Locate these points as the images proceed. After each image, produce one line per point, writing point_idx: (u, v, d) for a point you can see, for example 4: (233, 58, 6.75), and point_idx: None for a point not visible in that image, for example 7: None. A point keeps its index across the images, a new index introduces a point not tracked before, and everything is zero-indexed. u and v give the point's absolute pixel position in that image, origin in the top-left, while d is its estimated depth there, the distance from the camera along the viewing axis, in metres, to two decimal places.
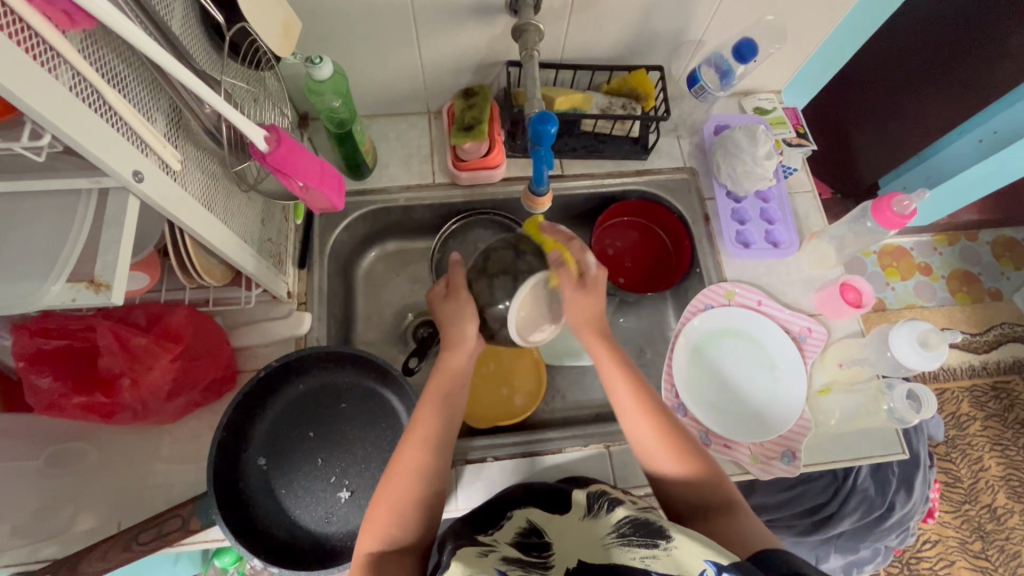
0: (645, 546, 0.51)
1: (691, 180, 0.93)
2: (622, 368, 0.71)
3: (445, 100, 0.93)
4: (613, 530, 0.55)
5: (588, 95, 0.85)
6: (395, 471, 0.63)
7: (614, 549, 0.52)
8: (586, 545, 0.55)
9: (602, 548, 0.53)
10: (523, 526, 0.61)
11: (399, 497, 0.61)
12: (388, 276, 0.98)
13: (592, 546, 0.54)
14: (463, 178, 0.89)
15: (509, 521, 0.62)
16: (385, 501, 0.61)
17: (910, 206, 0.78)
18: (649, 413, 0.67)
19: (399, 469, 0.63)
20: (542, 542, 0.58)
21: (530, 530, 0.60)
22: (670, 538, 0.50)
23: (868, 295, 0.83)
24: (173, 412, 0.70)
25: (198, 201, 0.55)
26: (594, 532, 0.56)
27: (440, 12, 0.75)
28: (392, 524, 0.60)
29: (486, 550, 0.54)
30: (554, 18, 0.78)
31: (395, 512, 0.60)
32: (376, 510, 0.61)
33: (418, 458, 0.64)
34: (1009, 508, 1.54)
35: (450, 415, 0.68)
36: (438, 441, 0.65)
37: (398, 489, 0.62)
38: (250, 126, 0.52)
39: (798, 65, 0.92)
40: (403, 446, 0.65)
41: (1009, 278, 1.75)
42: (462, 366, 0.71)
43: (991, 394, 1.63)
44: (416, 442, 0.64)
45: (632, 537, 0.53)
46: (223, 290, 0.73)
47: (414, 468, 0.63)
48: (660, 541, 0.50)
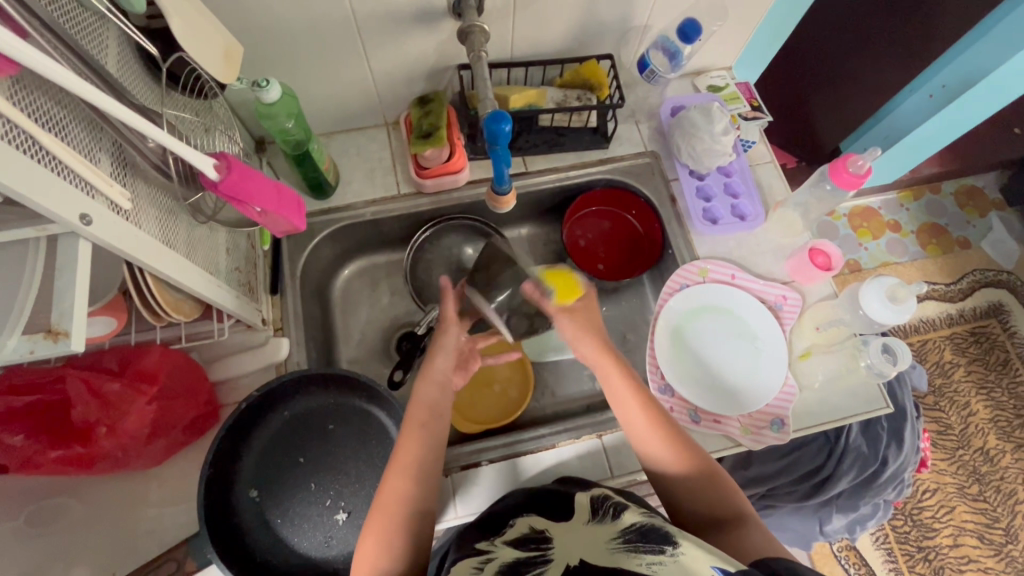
0: (652, 552, 0.50)
1: (653, 163, 0.95)
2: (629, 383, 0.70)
3: (402, 111, 0.93)
4: (619, 536, 0.55)
5: (542, 90, 0.86)
6: (378, 504, 0.62)
7: (619, 554, 0.51)
8: (593, 547, 0.54)
9: (606, 552, 0.52)
10: (524, 530, 0.61)
11: (388, 523, 0.60)
12: (364, 292, 0.98)
13: (595, 551, 0.53)
14: (428, 186, 0.89)
15: (512, 528, 0.63)
16: (373, 532, 0.59)
17: (864, 165, 0.80)
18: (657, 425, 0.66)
19: (383, 502, 0.62)
20: (543, 538, 0.59)
21: (532, 534, 0.60)
22: (677, 545, 0.50)
23: (836, 258, 0.84)
24: (156, 455, 0.69)
25: (156, 240, 0.54)
26: (600, 535, 0.56)
27: (383, 22, 0.74)
28: (378, 549, 0.58)
29: (481, 561, 0.56)
30: (498, 17, 0.78)
31: (382, 541, 0.59)
32: (366, 541, 0.59)
33: (403, 487, 0.62)
34: (1001, 449, 1.58)
35: (435, 443, 0.66)
36: (421, 468, 0.64)
37: (382, 521, 0.60)
38: (195, 155, 0.50)
39: (744, 40, 0.94)
40: (387, 475, 0.64)
41: (975, 225, 1.80)
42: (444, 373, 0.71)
43: (971, 340, 1.67)
44: (398, 471, 0.63)
45: (639, 543, 0.52)
46: (195, 324, 0.70)
47: (394, 500, 0.61)
48: (667, 547, 0.50)
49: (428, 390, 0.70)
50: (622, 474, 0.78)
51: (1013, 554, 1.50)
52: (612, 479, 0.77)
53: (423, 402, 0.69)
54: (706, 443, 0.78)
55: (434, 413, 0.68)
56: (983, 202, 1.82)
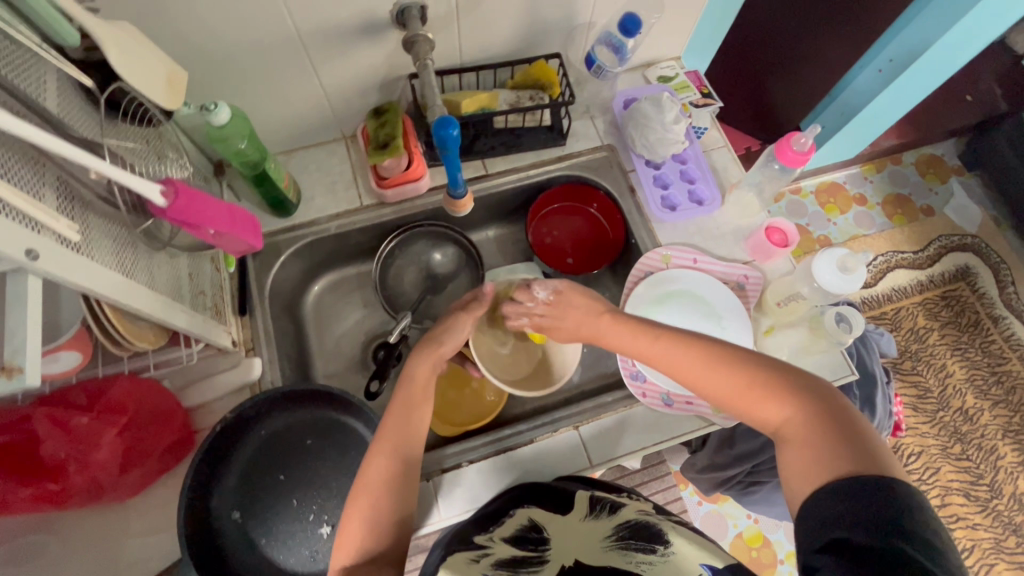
0: (643, 551, 0.56)
1: (610, 157, 0.97)
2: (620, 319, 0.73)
3: (358, 123, 0.93)
4: (611, 536, 0.60)
5: (494, 93, 0.87)
6: (361, 486, 0.62)
7: (613, 552, 0.57)
8: (588, 547, 0.59)
9: (599, 551, 0.57)
10: (523, 522, 0.64)
11: (373, 509, 0.60)
12: (337, 306, 0.98)
13: (590, 551, 0.58)
14: (390, 196, 0.90)
15: (511, 518, 0.66)
16: (357, 513, 0.60)
17: (807, 142, 0.83)
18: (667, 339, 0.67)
19: (366, 482, 0.62)
20: (541, 537, 0.62)
21: (528, 529, 0.63)
22: (668, 544, 0.56)
23: (792, 234, 0.86)
24: (132, 486, 0.69)
25: (111, 270, 0.54)
26: (595, 532, 0.62)
27: (329, 37, 0.75)
28: (361, 535, 0.59)
29: (478, 554, 0.57)
30: (442, 25, 0.79)
31: (368, 523, 0.59)
32: (349, 524, 0.60)
33: (388, 467, 0.63)
34: (979, 407, 1.62)
35: (414, 423, 0.67)
36: (406, 450, 0.65)
37: (365, 502, 0.61)
38: (141, 184, 0.50)
39: (689, 30, 0.96)
40: (372, 454, 0.64)
41: (937, 192, 1.85)
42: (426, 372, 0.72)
43: (942, 304, 1.72)
44: (383, 450, 0.64)
45: (631, 542, 0.58)
46: (161, 352, 0.71)
47: (381, 478, 0.62)
48: (658, 548, 0.56)
49: (424, 364, 0.73)
50: (600, 461, 0.80)
51: (999, 509, 1.54)
52: (592, 469, 0.79)
53: (415, 381, 0.71)
54: (681, 425, 0.81)
55: (417, 401, 0.69)
56: (943, 169, 1.87)
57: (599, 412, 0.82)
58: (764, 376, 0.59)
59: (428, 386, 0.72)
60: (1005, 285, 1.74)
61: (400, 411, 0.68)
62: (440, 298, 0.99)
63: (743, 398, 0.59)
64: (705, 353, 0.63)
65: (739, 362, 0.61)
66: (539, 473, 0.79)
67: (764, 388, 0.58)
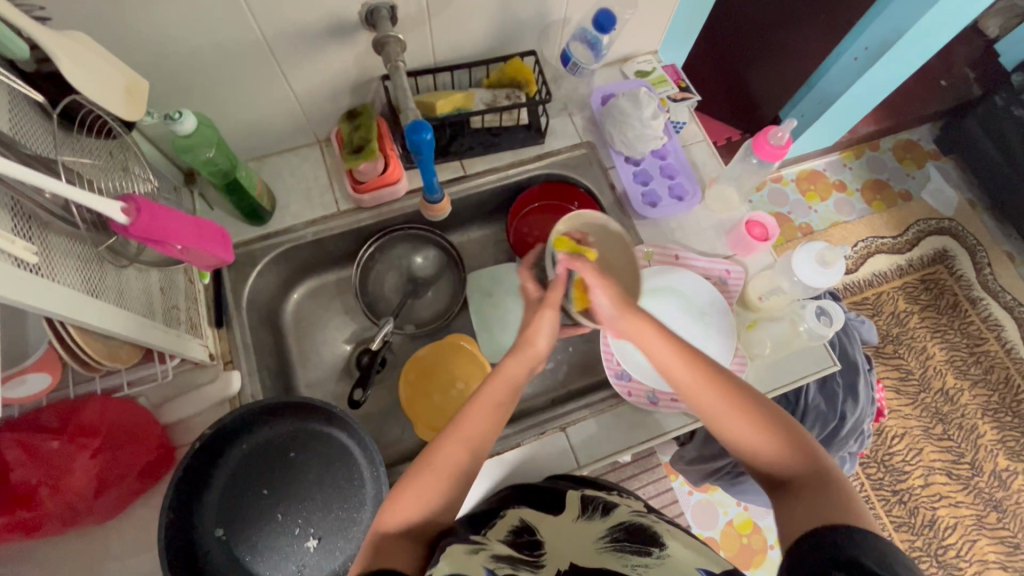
0: (639, 555, 0.54)
1: (590, 154, 0.96)
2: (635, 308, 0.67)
3: (332, 126, 0.92)
4: (605, 536, 0.59)
5: (470, 93, 0.86)
6: (431, 464, 0.62)
7: (606, 552, 0.56)
8: (583, 548, 0.57)
9: (593, 552, 0.56)
10: (514, 524, 0.63)
11: (431, 493, 0.60)
12: (318, 313, 0.97)
13: (584, 553, 0.56)
14: (367, 200, 0.88)
15: (502, 520, 0.65)
16: (414, 491, 0.60)
17: (784, 135, 0.83)
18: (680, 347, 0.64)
19: (438, 464, 0.62)
20: (534, 538, 0.60)
21: (521, 528, 0.62)
22: (664, 548, 0.55)
23: (772, 228, 0.87)
24: (109, 509, 0.67)
25: (77, 291, 0.53)
26: (589, 533, 0.61)
27: (296, 40, 0.73)
28: (413, 511, 0.60)
29: (475, 548, 0.55)
30: (413, 25, 0.77)
31: (421, 502, 0.60)
32: (403, 498, 0.60)
33: (457, 458, 0.62)
34: (959, 387, 1.66)
35: (499, 420, 0.66)
36: (479, 447, 0.64)
37: (431, 483, 0.61)
38: (99, 201, 0.48)
39: (664, 24, 0.95)
40: (446, 439, 0.64)
41: (914, 177, 1.87)
42: (517, 372, 0.67)
43: (921, 287, 1.75)
44: (459, 440, 0.63)
45: (625, 543, 0.57)
46: (136, 369, 0.70)
47: (452, 465, 0.62)
48: (653, 550, 0.55)
49: (520, 370, 0.68)
50: (588, 462, 0.79)
51: (980, 486, 1.57)
52: (580, 469, 0.78)
53: (508, 380, 0.67)
54: (667, 422, 0.81)
55: (511, 399, 0.67)
56: (920, 154, 1.89)
57: (586, 411, 0.82)
58: (789, 433, 0.58)
59: (517, 388, 0.68)
60: (981, 267, 1.77)
61: (494, 402, 0.66)
62: (423, 302, 0.97)
63: (752, 436, 0.59)
64: (720, 378, 0.62)
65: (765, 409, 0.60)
66: (527, 475, 0.79)
67: (783, 437, 0.58)
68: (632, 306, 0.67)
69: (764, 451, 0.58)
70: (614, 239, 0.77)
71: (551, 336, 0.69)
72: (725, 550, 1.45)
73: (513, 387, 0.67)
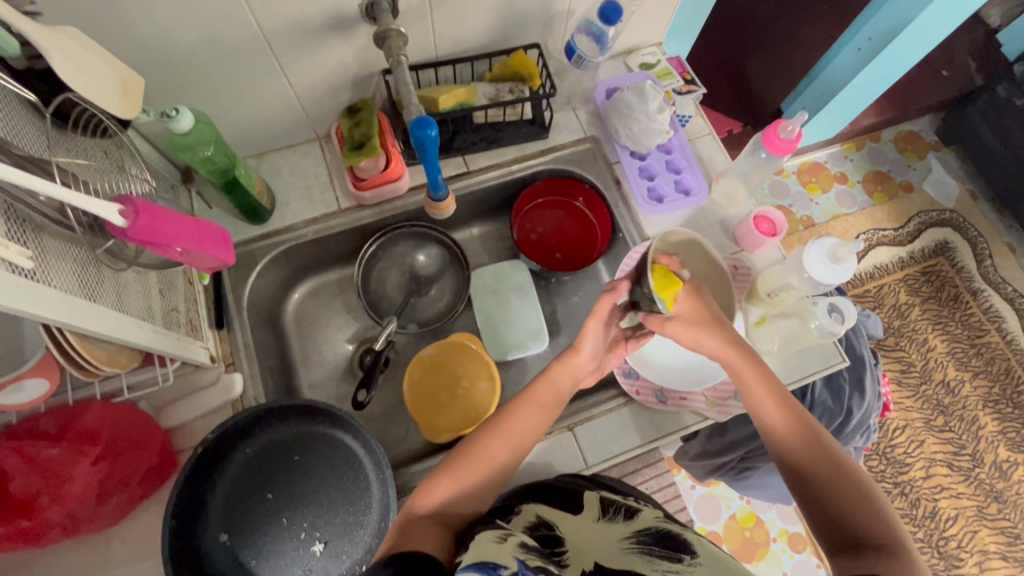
0: (670, 560, 0.53)
1: (595, 148, 0.94)
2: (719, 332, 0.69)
3: (332, 122, 0.90)
4: (630, 539, 0.58)
5: (472, 87, 0.84)
6: (476, 455, 0.65)
7: (633, 555, 0.55)
8: (609, 551, 0.56)
9: (620, 554, 0.55)
10: (531, 521, 0.62)
11: (468, 482, 0.63)
12: (319, 312, 0.95)
13: (609, 553, 0.55)
14: (368, 198, 0.87)
15: (519, 516, 0.64)
16: (454, 478, 0.63)
17: (794, 130, 0.82)
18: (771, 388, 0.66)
19: (480, 459, 0.65)
20: (552, 534, 0.60)
21: (540, 524, 0.61)
22: (695, 556, 0.53)
23: (780, 223, 0.86)
24: (111, 516, 0.66)
25: (75, 295, 0.51)
26: (611, 534, 0.60)
27: (295, 34, 0.71)
28: (446, 495, 0.62)
29: (505, 534, 0.53)
30: (414, 18, 0.75)
31: (455, 489, 0.62)
32: (441, 483, 0.63)
33: (498, 453, 0.66)
34: (960, 378, 1.66)
35: (542, 427, 0.69)
36: (519, 448, 0.67)
37: (469, 474, 0.64)
38: (95, 204, 0.47)
39: (669, 15, 0.93)
40: (490, 435, 0.67)
41: (916, 168, 1.86)
42: (565, 383, 0.71)
43: (923, 279, 1.74)
44: (504, 438, 0.67)
45: (654, 549, 0.55)
46: (137, 372, 0.68)
47: (493, 460, 0.65)
48: (684, 557, 0.53)
49: (565, 376, 0.71)
50: (595, 463, 0.78)
51: (981, 477, 1.58)
52: (587, 469, 0.77)
53: (554, 385, 0.71)
54: (675, 421, 0.80)
55: (555, 405, 0.70)
56: (921, 145, 1.88)
57: (593, 410, 0.81)
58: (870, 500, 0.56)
59: (561, 397, 0.71)
60: (983, 258, 1.76)
61: (541, 404, 0.69)
62: (425, 301, 0.96)
63: (833, 490, 0.58)
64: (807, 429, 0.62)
65: (851, 475, 0.58)
66: (534, 475, 0.78)
67: (865, 502, 0.56)
68: (712, 327, 0.69)
69: (839, 509, 0.57)
70: (700, 252, 0.78)
71: (594, 352, 0.72)
72: (728, 544, 1.45)
73: (558, 394, 0.71)
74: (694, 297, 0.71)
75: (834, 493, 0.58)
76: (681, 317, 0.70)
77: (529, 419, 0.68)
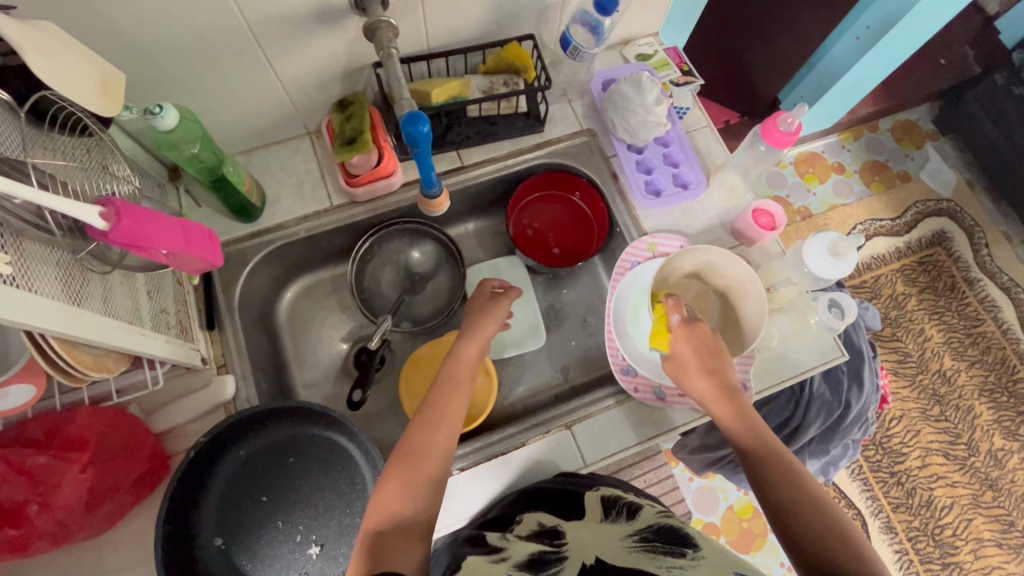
0: (673, 555, 0.52)
1: (591, 142, 0.93)
2: (698, 356, 0.68)
3: (322, 117, 0.88)
4: (633, 539, 0.58)
5: (465, 80, 0.82)
6: (406, 451, 0.63)
7: (635, 552, 0.54)
8: (610, 549, 0.56)
9: (624, 552, 0.54)
10: (535, 527, 0.65)
11: (416, 477, 0.61)
12: (312, 311, 0.94)
13: (612, 550, 0.55)
14: (361, 194, 0.85)
15: (522, 525, 0.67)
16: (396, 479, 0.61)
17: (794, 122, 0.81)
18: (747, 419, 0.65)
19: (411, 451, 0.63)
20: (555, 536, 0.62)
21: (544, 530, 0.64)
22: (698, 550, 0.52)
23: (780, 217, 0.85)
24: (102, 523, 0.65)
25: (59, 300, 0.50)
26: (614, 533, 0.60)
27: (282, 26, 0.69)
28: (402, 500, 0.59)
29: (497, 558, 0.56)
30: (405, 10, 0.73)
31: (409, 487, 0.60)
32: (387, 489, 0.60)
33: (430, 438, 0.65)
34: (957, 368, 1.66)
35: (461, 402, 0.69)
36: (449, 430, 0.66)
37: (413, 468, 0.62)
38: (76, 206, 0.45)
39: (666, 4, 0.91)
40: (416, 428, 0.66)
41: (913, 158, 1.85)
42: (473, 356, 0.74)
43: (920, 269, 1.74)
44: (433, 425, 0.66)
45: (656, 545, 0.55)
46: (125, 376, 0.68)
47: (432, 448, 0.64)
48: (687, 551, 0.52)
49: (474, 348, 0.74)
50: (594, 460, 0.77)
51: (976, 465, 1.58)
52: (585, 467, 0.77)
53: (466, 361, 0.73)
54: (673, 418, 0.79)
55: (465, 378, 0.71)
56: (919, 134, 1.87)
57: (591, 408, 0.80)
58: (849, 541, 0.53)
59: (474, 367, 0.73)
60: (980, 247, 1.76)
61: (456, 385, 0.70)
62: (421, 298, 0.95)
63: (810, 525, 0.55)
64: (785, 462, 0.60)
65: (830, 513, 0.56)
66: (533, 475, 0.77)
67: (845, 543, 0.53)
68: (713, 353, 0.68)
69: (818, 543, 0.54)
70: (704, 282, 0.79)
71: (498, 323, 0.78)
72: (726, 535, 1.45)
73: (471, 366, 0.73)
74: (694, 342, 0.68)
75: (823, 552, 0.53)
76: (675, 360, 0.70)
77: (450, 401, 0.68)
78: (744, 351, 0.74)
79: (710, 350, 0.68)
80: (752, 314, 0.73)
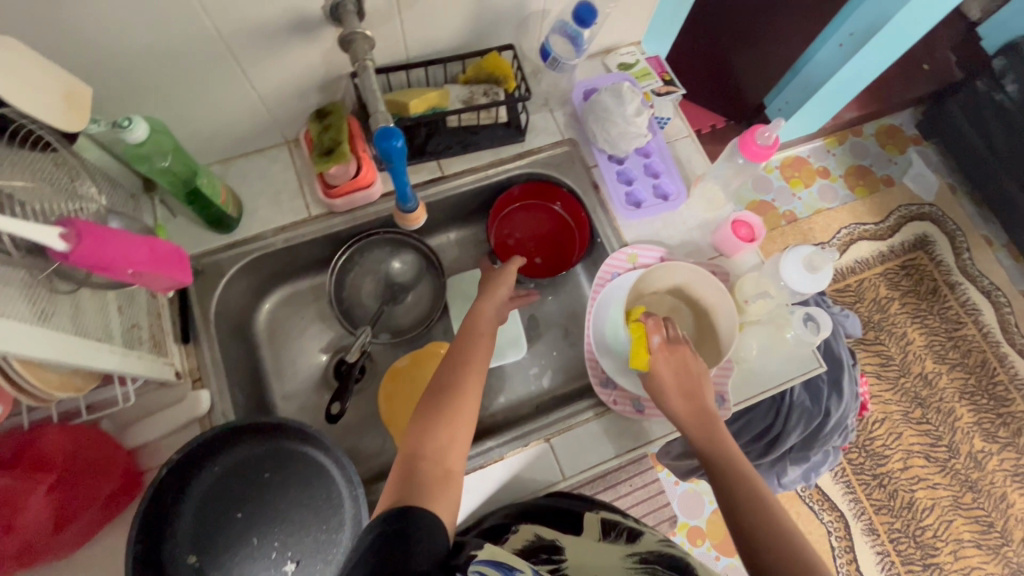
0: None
1: (572, 151, 0.92)
2: (679, 377, 0.70)
3: (301, 127, 0.87)
4: (633, 560, 0.57)
5: (445, 91, 0.82)
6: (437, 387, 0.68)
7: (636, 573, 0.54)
8: (610, 566, 0.56)
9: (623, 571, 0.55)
10: (530, 538, 0.64)
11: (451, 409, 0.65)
12: (291, 322, 0.93)
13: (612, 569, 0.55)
14: (339, 205, 0.84)
15: (517, 535, 0.66)
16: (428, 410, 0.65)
17: (771, 136, 0.81)
18: (722, 445, 0.65)
19: (439, 387, 0.68)
20: (554, 549, 0.62)
21: (541, 542, 0.63)
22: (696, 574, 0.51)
23: (758, 228, 0.85)
24: (72, 542, 0.64)
25: (20, 321, 0.48)
26: (613, 554, 0.60)
27: (255, 36, 0.68)
28: (435, 426, 0.63)
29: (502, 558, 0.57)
30: (382, 20, 0.73)
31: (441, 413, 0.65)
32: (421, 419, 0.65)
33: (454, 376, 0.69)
34: (938, 371, 1.68)
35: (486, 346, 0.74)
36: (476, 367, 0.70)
37: (443, 402, 0.66)
38: (35, 229, 0.44)
39: (647, 14, 0.91)
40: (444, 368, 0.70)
41: (897, 162, 1.87)
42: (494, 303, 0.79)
43: (902, 273, 1.76)
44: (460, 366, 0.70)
45: (656, 566, 0.54)
46: (95, 393, 0.67)
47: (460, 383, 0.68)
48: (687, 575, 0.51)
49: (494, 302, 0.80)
50: (573, 473, 0.77)
51: (956, 467, 1.61)
52: (564, 480, 0.77)
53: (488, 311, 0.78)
54: (651, 430, 0.79)
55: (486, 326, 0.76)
56: (902, 139, 1.89)
57: (571, 421, 0.80)
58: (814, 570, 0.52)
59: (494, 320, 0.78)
60: (961, 251, 1.78)
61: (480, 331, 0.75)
62: (401, 309, 0.94)
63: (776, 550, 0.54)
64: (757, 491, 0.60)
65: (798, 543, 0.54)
66: (511, 488, 0.77)
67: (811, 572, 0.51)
68: (692, 374, 0.70)
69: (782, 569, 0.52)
70: (679, 297, 0.81)
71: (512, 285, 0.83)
72: (711, 539, 1.46)
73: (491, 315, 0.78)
74: (674, 364, 0.71)
75: None
76: (654, 379, 0.71)
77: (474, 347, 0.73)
78: (717, 365, 0.76)
79: (689, 374, 0.70)
80: (726, 329, 0.76)
